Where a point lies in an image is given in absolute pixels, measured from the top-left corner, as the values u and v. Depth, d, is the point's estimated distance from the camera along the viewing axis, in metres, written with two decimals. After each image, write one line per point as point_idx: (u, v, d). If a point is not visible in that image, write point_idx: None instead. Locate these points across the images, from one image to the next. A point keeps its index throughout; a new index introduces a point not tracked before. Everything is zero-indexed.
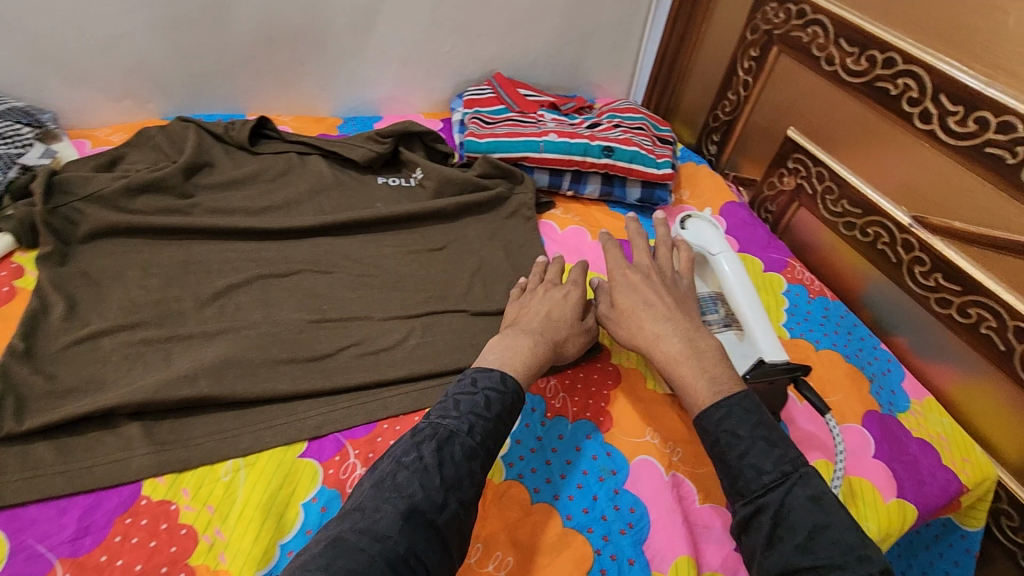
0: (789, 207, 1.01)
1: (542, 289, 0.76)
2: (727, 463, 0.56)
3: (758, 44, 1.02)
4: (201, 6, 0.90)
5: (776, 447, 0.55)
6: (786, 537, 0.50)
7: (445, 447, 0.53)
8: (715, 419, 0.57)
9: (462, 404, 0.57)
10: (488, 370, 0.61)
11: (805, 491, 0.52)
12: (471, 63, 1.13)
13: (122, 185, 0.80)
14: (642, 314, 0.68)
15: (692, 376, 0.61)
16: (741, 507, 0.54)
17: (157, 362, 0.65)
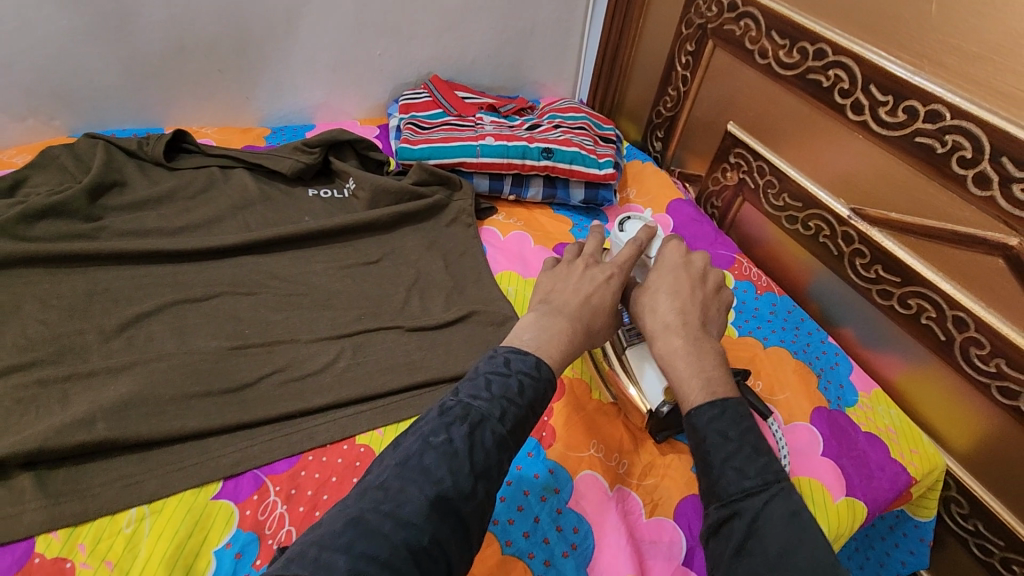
0: (734, 202, 1.00)
1: (581, 263, 0.65)
2: (709, 466, 0.51)
3: (693, 39, 1.00)
4: (103, 14, 0.84)
5: (761, 456, 0.50)
6: (757, 549, 0.45)
7: (477, 433, 0.47)
8: (707, 418, 0.53)
9: (495, 384, 0.50)
10: (524, 354, 0.54)
11: (784, 506, 0.47)
12: (406, 66, 1.09)
13: (19, 211, 0.73)
14: (662, 296, 0.63)
15: (689, 376, 0.57)
16: (715, 511, 0.49)
17: (53, 404, 0.59)
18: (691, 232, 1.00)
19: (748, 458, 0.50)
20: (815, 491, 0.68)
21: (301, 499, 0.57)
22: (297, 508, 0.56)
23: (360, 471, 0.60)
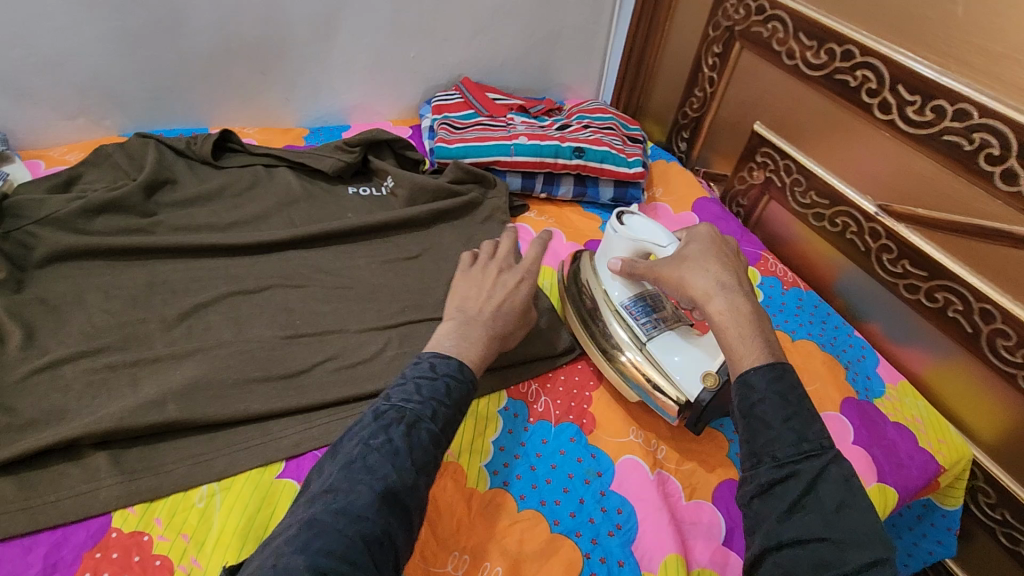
0: (760, 200, 1.03)
1: (494, 269, 0.71)
2: (764, 421, 0.49)
3: (720, 41, 1.03)
4: (155, 18, 0.87)
5: (819, 419, 0.49)
6: (813, 508, 0.45)
7: (413, 433, 0.51)
8: (766, 375, 0.50)
9: (425, 387, 0.55)
10: (448, 359, 0.59)
11: (840, 470, 0.46)
12: (438, 68, 1.12)
13: (80, 206, 0.76)
14: (714, 262, 0.60)
15: (747, 336, 0.53)
16: (765, 470, 0.47)
17: (123, 388, 0.62)
18: (717, 229, 1.03)
19: (806, 420, 0.48)
20: None
21: None
22: None
23: None
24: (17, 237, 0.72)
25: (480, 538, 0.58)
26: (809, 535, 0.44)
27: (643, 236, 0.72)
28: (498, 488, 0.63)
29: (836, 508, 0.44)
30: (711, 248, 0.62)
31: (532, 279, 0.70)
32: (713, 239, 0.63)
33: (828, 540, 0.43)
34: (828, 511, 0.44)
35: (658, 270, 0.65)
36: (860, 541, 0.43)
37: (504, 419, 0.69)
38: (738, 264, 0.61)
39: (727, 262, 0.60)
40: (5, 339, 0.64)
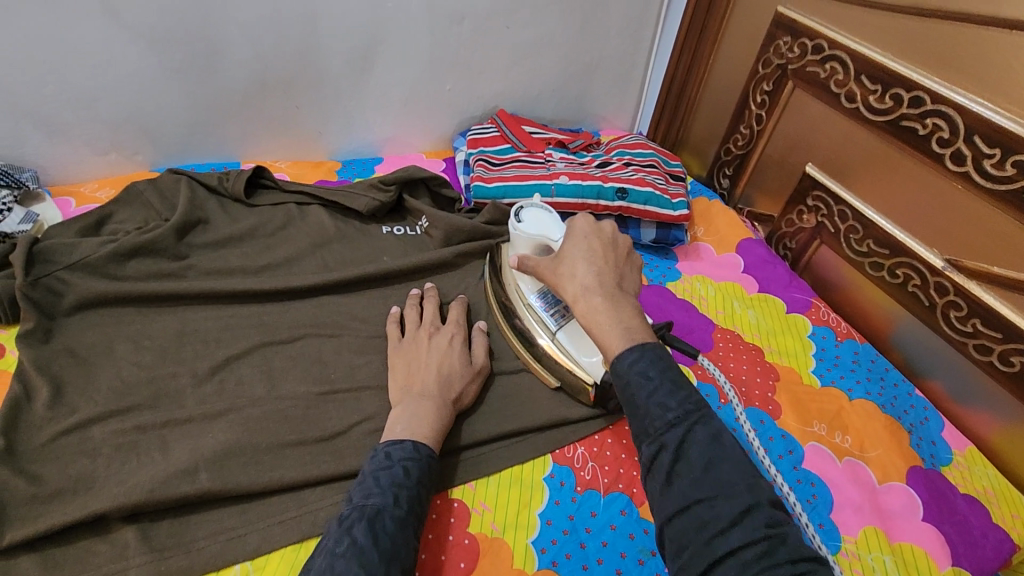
0: (810, 244, 0.98)
1: (425, 336, 0.71)
2: (635, 404, 0.48)
3: (771, 78, 0.99)
4: (191, 54, 0.85)
5: (684, 387, 0.47)
6: (684, 473, 0.44)
7: (377, 523, 0.50)
8: (628, 361, 0.49)
9: (383, 478, 0.54)
10: (400, 442, 0.58)
11: (706, 429, 0.45)
12: (474, 101, 1.10)
13: (111, 249, 0.74)
14: (581, 261, 0.58)
15: (612, 334, 0.51)
16: (647, 448, 0.46)
17: (153, 453, 0.59)
18: (764, 273, 0.98)
19: None
20: (919, 559, 0.65)
21: None
22: None
23: (455, 528, 0.60)
24: (46, 284, 0.69)
25: None
26: (688, 502, 0.42)
27: (536, 231, 0.70)
28: (546, 569, 0.58)
29: (706, 468, 0.43)
30: (584, 245, 0.59)
31: (463, 336, 0.73)
32: (584, 234, 0.60)
33: (701, 501, 0.42)
34: (700, 471, 0.43)
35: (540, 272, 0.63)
36: (729, 495, 0.42)
37: (551, 488, 0.65)
38: (609, 258, 0.58)
39: (595, 258, 0.57)
40: (33, 396, 0.61)
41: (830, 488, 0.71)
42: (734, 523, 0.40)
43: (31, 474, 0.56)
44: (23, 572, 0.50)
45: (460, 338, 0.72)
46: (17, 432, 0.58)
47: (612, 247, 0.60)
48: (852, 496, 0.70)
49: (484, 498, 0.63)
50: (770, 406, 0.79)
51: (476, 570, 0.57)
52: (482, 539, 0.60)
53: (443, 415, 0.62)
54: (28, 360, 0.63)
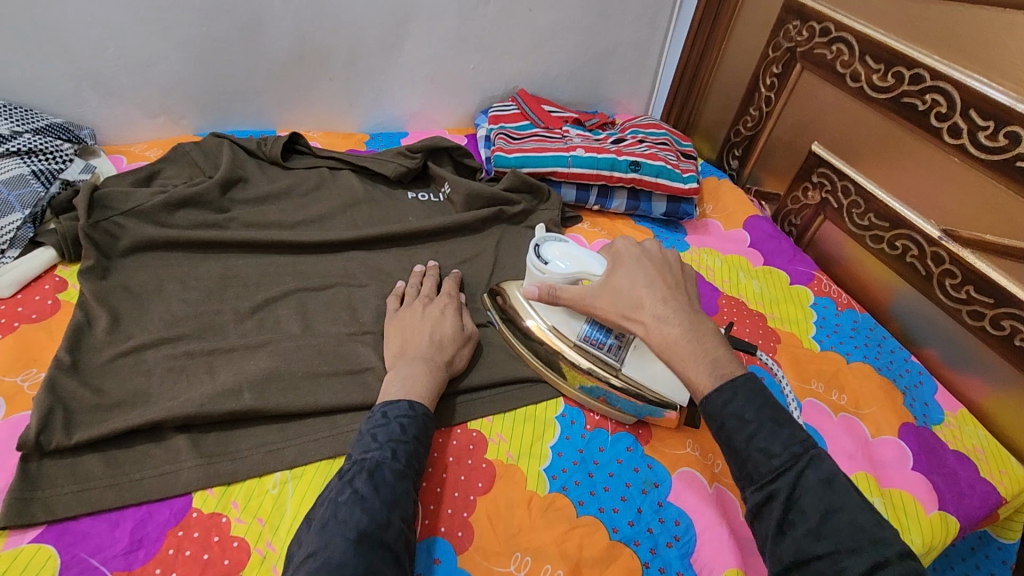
0: (814, 220, 1.02)
1: (419, 305, 0.74)
2: (735, 448, 0.49)
3: (781, 61, 1.04)
4: (236, 25, 0.91)
5: (783, 427, 0.49)
6: (798, 523, 0.46)
7: (377, 475, 0.51)
8: (721, 402, 0.51)
9: (380, 434, 0.56)
10: (396, 401, 0.59)
11: (817, 473, 0.47)
12: (495, 80, 1.15)
13: (162, 200, 0.80)
14: (642, 287, 0.61)
15: (697, 359, 0.54)
16: (752, 494, 0.48)
17: (201, 375, 0.65)
18: (770, 247, 1.03)
19: None
20: (907, 502, 0.70)
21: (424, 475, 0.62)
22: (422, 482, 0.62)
23: (474, 454, 0.65)
24: (105, 227, 0.75)
25: (541, 540, 0.59)
26: (806, 555, 0.44)
27: (569, 266, 0.69)
28: (557, 493, 0.63)
29: (822, 519, 0.45)
30: (641, 272, 0.62)
31: (457, 308, 0.74)
32: (632, 258, 0.64)
33: (821, 556, 0.44)
34: (816, 522, 0.45)
35: (595, 304, 0.64)
36: (852, 549, 0.43)
37: (562, 425, 0.70)
38: (665, 279, 0.62)
39: (652, 285, 0.61)
40: (93, 323, 0.67)
41: (824, 439, 0.75)
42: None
43: (94, 387, 0.62)
44: (88, 468, 0.56)
45: (453, 308, 0.74)
46: (80, 351, 0.64)
47: (664, 266, 0.64)
48: (845, 447, 0.75)
49: (500, 430, 0.68)
50: (771, 363, 0.84)
51: (492, 490, 0.62)
52: (498, 465, 0.65)
53: (435, 380, 0.64)
54: (89, 292, 0.69)
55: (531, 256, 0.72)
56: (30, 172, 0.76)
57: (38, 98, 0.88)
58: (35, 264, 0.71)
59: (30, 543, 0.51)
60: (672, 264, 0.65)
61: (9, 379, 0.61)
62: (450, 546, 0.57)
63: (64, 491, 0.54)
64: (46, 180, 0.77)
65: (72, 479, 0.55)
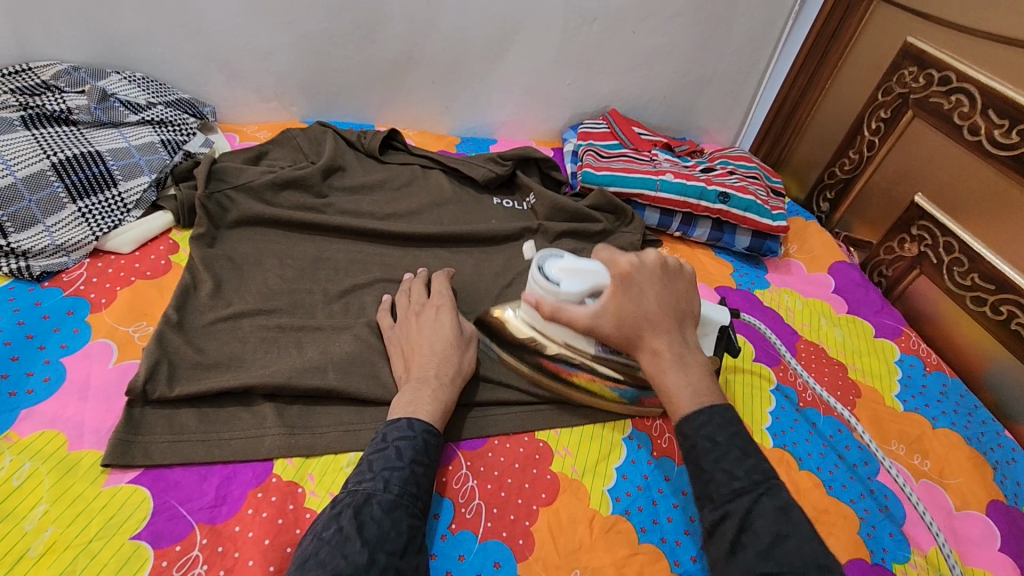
0: (908, 274, 0.98)
1: (415, 315, 0.70)
2: (700, 467, 0.52)
3: (889, 106, 1.01)
4: (356, 23, 0.96)
5: (748, 455, 0.51)
6: (750, 543, 0.47)
7: (364, 511, 0.49)
8: (696, 424, 0.53)
9: (376, 462, 0.53)
10: (395, 422, 0.57)
11: (772, 500, 0.49)
12: (590, 97, 1.16)
13: (270, 179, 0.85)
14: (636, 304, 0.58)
15: (679, 390, 0.55)
16: (708, 513, 0.50)
17: (290, 348, 0.68)
18: (855, 295, 0.99)
19: None
20: None
21: (488, 477, 0.63)
22: (486, 485, 0.62)
23: (539, 463, 0.65)
24: (218, 199, 0.80)
25: (600, 561, 0.58)
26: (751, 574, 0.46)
27: (581, 283, 0.63)
28: (619, 515, 0.62)
29: (773, 543, 0.46)
30: (652, 299, 0.58)
31: (450, 305, 0.70)
32: (643, 283, 0.58)
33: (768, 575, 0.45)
34: (767, 545, 0.46)
35: (589, 319, 0.61)
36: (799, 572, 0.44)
37: (628, 448, 0.69)
38: (671, 302, 0.59)
39: (655, 312, 0.57)
40: (198, 286, 0.72)
41: (903, 504, 0.71)
42: None
43: (196, 346, 0.65)
44: (183, 421, 0.59)
45: (448, 309, 0.70)
46: (186, 310, 0.68)
47: (671, 282, 0.60)
48: None
49: (566, 444, 0.68)
50: None
51: (555, 502, 0.62)
52: (563, 478, 0.64)
53: (440, 392, 0.61)
54: (198, 258, 0.74)
55: (533, 277, 0.66)
56: (159, 141, 0.83)
57: (173, 75, 0.96)
58: (154, 226, 0.77)
59: (127, 484, 0.54)
60: (681, 278, 0.61)
61: (122, 329, 0.66)
62: (510, 552, 0.57)
63: (162, 439, 0.57)
64: (171, 150, 0.83)
65: (168, 429, 0.58)
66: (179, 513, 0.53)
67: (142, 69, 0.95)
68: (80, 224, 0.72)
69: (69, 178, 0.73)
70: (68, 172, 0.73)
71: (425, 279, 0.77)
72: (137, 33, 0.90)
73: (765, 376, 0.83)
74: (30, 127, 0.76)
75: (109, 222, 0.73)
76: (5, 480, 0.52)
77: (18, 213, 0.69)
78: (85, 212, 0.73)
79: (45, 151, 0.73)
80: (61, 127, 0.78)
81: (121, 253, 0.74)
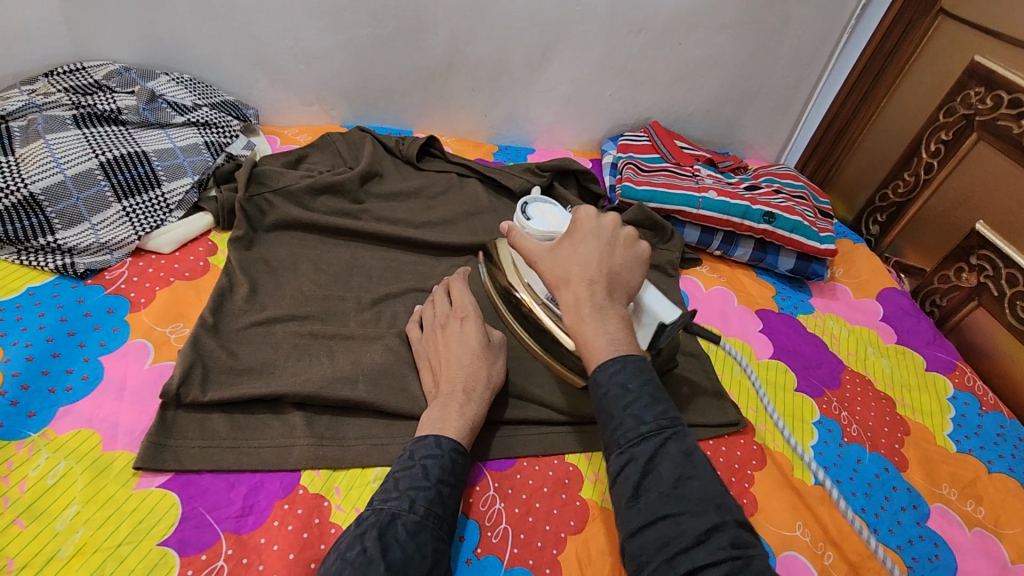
0: (965, 305, 0.93)
1: (438, 327, 0.68)
2: (609, 414, 0.50)
3: (952, 128, 0.96)
4: (399, 28, 0.96)
5: (659, 402, 0.50)
6: (652, 487, 0.46)
7: (388, 532, 0.48)
8: (609, 371, 0.51)
9: (402, 480, 0.52)
10: (423, 439, 0.55)
11: (678, 446, 0.48)
12: (631, 109, 1.14)
13: (309, 184, 0.85)
14: (583, 252, 0.58)
15: (595, 337, 0.53)
16: (615, 459, 0.49)
17: (321, 356, 0.67)
18: (906, 325, 0.94)
19: None
20: None
21: (516, 500, 0.61)
22: (513, 508, 0.60)
23: (569, 489, 0.63)
24: (257, 202, 0.81)
25: None
26: (653, 518, 0.45)
27: (546, 225, 0.71)
28: None
29: (675, 484, 0.46)
30: (589, 248, 0.58)
31: (473, 313, 0.67)
32: (586, 233, 0.60)
33: (666, 516, 0.44)
34: (669, 487, 0.46)
35: (536, 263, 0.61)
36: (698, 512, 0.44)
37: None
38: (609, 259, 0.58)
39: (591, 262, 0.57)
40: (234, 289, 0.72)
41: (955, 554, 0.66)
42: (697, 540, 0.43)
43: (230, 350, 0.65)
44: (214, 426, 0.59)
45: (472, 318, 0.67)
46: (221, 313, 0.69)
47: (617, 247, 0.60)
48: (979, 568, 0.65)
49: (596, 469, 0.66)
50: (896, 457, 0.76)
51: (584, 531, 0.60)
52: (592, 505, 0.62)
53: (468, 407, 0.59)
54: (235, 261, 0.74)
55: (517, 207, 0.75)
56: (203, 143, 0.84)
57: (220, 77, 0.97)
58: (194, 228, 0.77)
59: (157, 488, 0.54)
60: (633, 251, 0.60)
61: (159, 329, 0.66)
62: None
63: (193, 444, 0.57)
64: (214, 152, 0.84)
65: (200, 434, 0.58)
66: (206, 521, 0.53)
67: (190, 71, 0.96)
68: (124, 223, 0.73)
69: (116, 177, 0.75)
70: (115, 172, 0.75)
71: (447, 288, 0.75)
72: (187, 35, 0.92)
73: (808, 408, 0.79)
74: (81, 126, 0.78)
75: (152, 222, 0.74)
76: (41, 478, 0.52)
77: (65, 212, 0.71)
78: (128, 211, 0.74)
79: (93, 150, 0.75)
80: (111, 127, 0.80)
81: (161, 253, 0.74)
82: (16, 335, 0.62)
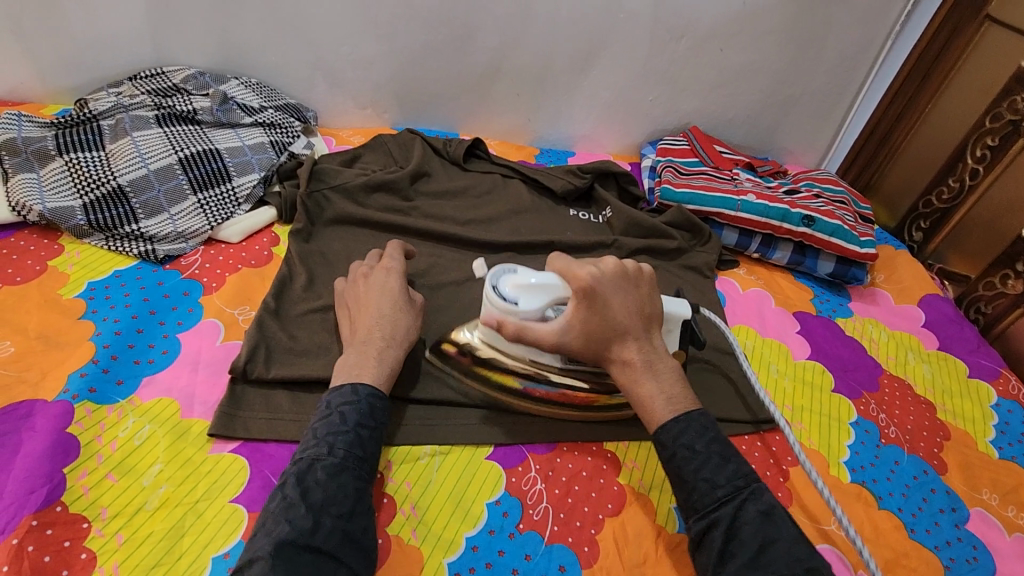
0: (1010, 312, 0.94)
1: (360, 279, 0.69)
2: (682, 477, 0.53)
3: (999, 133, 0.98)
4: (451, 35, 1.01)
5: (728, 462, 0.53)
6: (737, 553, 0.49)
7: (308, 474, 0.50)
8: (673, 433, 0.54)
9: (320, 428, 0.54)
10: (339, 389, 0.57)
11: (754, 506, 0.51)
12: (672, 114, 1.16)
13: (363, 181, 0.90)
14: (626, 322, 0.57)
15: (653, 399, 0.56)
16: (695, 522, 0.52)
17: None
18: (949, 331, 0.94)
19: None
20: None
21: (556, 482, 0.64)
22: (553, 489, 0.63)
23: (607, 474, 0.66)
24: (316, 197, 0.86)
25: None
26: None
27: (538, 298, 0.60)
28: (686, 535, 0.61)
29: (759, 550, 0.48)
30: (619, 308, 0.57)
31: (400, 269, 0.70)
32: (607, 294, 0.57)
33: None
34: (753, 553, 0.48)
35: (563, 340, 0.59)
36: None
37: None
38: (637, 311, 0.59)
39: (627, 324, 0.57)
40: (294, 279, 0.77)
41: (994, 557, 0.66)
42: None
43: (290, 333, 0.70)
44: (278, 401, 0.64)
45: (396, 272, 0.69)
46: (283, 300, 0.74)
47: (634, 288, 0.59)
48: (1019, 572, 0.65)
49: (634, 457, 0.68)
50: (936, 461, 0.75)
51: (622, 514, 0.62)
52: (630, 491, 0.64)
53: (387, 353, 0.61)
54: (295, 252, 0.79)
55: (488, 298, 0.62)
56: (268, 141, 0.90)
57: (283, 82, 1.04)
58: (260, 219, 0.83)
59: (228, 453, 0.59)
60: (644, 283, 0.60)
61: (229, 310, 0.72)
62: (576, 558, 0.58)
63: (258, 416, 0.62)
64: (279, 150, 0.90)
65: (264, 407, 0.63)
66: (272, 483, 0.57)
67: (256, 75, 1.03)
68: (198, 214, 0.79)
69: (191, 172, 0.82)
70: (191, 167, 0.82)
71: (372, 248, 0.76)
72: (255, 43, 0.99)
73: (844, 410, 0.79)
74: (162, 125, 0.85)
75: (223, 214, 0.81)
76: (129, 439, 0.58)
77: (148, 202, 0.78)
78: (202, 203, 0.80)
79: (172, 147, 0.83)
80: (187, 126, 0.87)
81: (230, 242, 0.80)
82: (106, 312, 0.68)
